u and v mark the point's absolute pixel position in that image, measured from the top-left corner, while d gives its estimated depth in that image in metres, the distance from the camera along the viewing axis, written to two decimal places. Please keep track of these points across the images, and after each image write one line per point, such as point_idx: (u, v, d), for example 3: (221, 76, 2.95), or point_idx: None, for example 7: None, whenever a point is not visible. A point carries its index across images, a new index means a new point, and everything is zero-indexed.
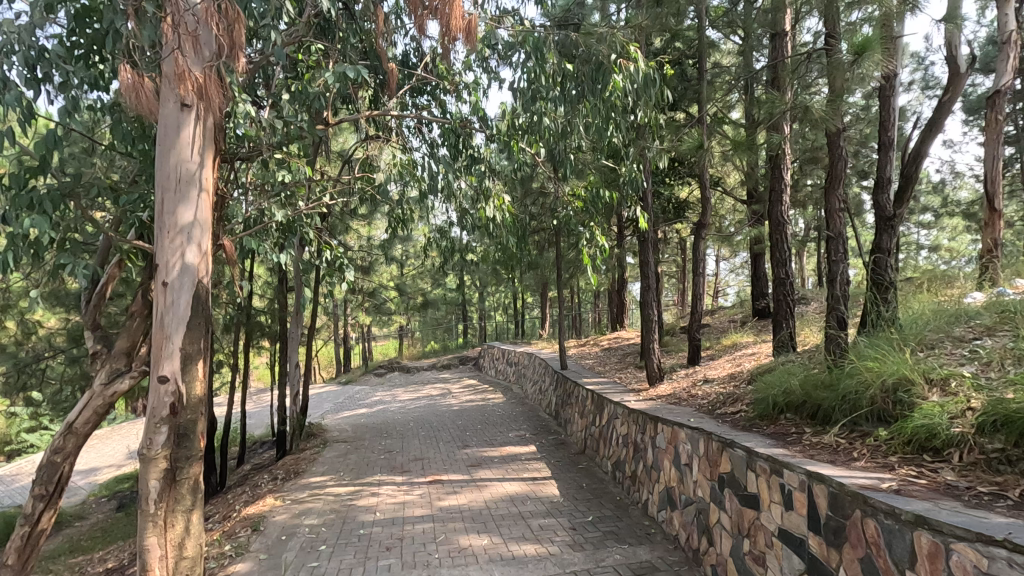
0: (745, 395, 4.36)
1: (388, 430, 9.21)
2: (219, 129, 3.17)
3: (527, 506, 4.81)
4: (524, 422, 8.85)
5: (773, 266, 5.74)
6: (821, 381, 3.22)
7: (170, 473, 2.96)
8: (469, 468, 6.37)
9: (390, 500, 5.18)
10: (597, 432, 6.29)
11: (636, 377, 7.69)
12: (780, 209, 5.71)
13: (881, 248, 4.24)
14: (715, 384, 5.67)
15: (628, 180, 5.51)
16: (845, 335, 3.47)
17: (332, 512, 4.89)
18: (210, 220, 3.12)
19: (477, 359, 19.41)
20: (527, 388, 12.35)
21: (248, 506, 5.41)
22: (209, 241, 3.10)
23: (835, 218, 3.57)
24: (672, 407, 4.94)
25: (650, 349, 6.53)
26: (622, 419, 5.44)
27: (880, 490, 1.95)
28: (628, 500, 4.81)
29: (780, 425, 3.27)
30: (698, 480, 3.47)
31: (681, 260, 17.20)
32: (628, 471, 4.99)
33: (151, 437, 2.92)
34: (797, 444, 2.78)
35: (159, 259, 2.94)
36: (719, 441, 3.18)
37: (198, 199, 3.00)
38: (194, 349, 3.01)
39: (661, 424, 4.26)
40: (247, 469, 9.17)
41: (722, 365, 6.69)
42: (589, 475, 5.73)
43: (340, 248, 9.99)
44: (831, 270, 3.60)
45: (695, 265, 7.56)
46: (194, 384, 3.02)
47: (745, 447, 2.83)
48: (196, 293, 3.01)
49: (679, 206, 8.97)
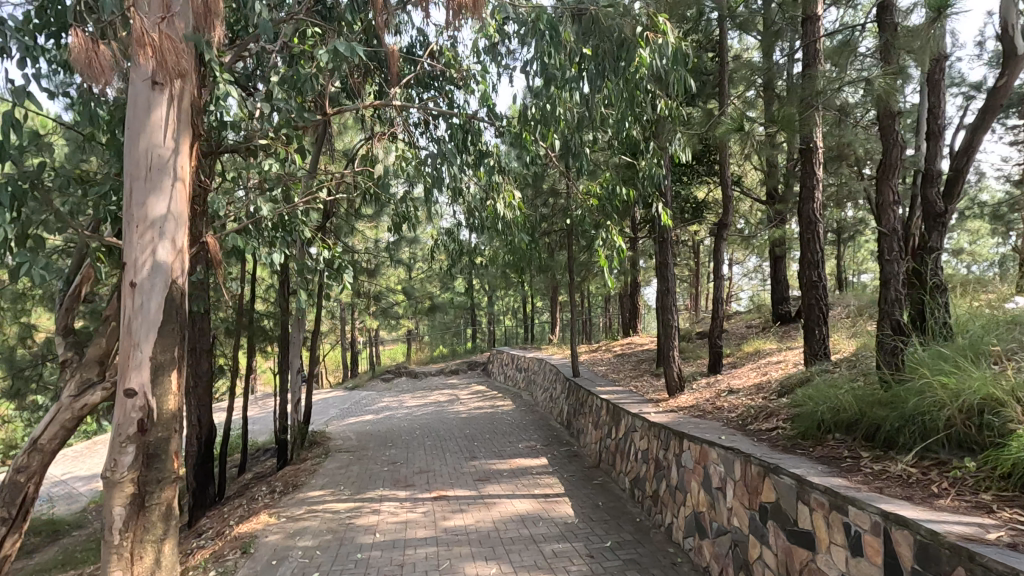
0: (781, 410, 3.96)
1: (393, 438, 8.88)
2: (197, 112, 2.84)
3: (539, 528, 4.43)
4: (535, 432, 8.46)
5: (804, 268, 5.30)
6: (879, 397, 2.83)
7: (138, 499, 2.62)
8: (477, 482, 6.00)
9: (392, 519, 4.82)
10: (614, 446, 5.90)
11: (653, 386, 7.29)
12: (811, 207, 5.30)
13: (930, 246, 3.81)
14: (742, 396, 5.27)
15: (647, 176, 5.14)
16: (902, 343, 3.08)
17: (329, 533, 4.54)
18: (187, 213, 2.78)
19: (485, 365, 19.05)
20: (537, 395, 11.97)
21: (242, 523, 5.08)
22: (185, 237, 2.77)
23: (887, 211, 3.19)
24: (697, 421, 4.54)
25: (670, 357, 6.13)
26: (641, 433, 5.05)
27: (988, 543, 1.56)
28: (649, 522, 4.43)
29: (829, 446, 2.87)
30: (732, 508, 3.08)
31: (695, 263, 16.77)
32: (648, 489, 4.60)
33: (116, 458, 2.59)
34: (857, 473, 2.38)
35: (127, 257, 2.61)
36: (760, 465, 2.79)
37: (172, 189, 2.67)
38: (167, 359, 2.67)
39: (687, 440, 3.87)
40: (248, 479, 8.86)
41: (747, 374, 6.28)
42: (606, 492, 5.33)
43: (345, 250, 9.69)
44: (883, 269, 3.20)
45: (715, 268, 7.16)
46: (167, 398, 2.68)
47: (794, 475, 2.44)
48: (170, 295, 2.68)
49: (697, 206, 8.56)
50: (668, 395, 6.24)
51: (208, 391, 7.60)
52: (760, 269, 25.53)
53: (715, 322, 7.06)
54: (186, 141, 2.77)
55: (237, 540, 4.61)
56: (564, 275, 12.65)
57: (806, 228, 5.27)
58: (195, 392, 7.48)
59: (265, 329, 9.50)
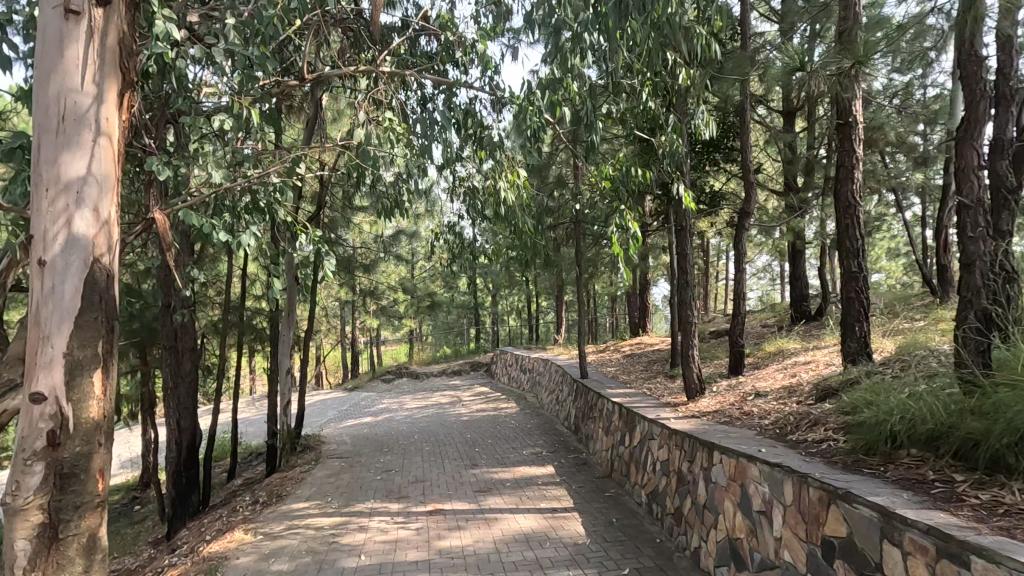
0: (827, 418, 3.42)
1: (390, 443, 8.37)
2: (131, 57, 2.42)
3: (545, 551, 3.91)
4: (540, 438, 7.93)
5: (842, 257, 4.69)
6: (970, 406, 2.35)
7: (49, 531, 2.12)
8: (477, 493, 5.46)
9: (380, 538, 4.30)
10: (628, 454, 5.36)
11: (670, 389, 6.74)
12: (849, 188, 4.71)
13: (1001, 228, 3.28)
14: (772, 400, 4.72)
15: (668, 152, 4.58)
16: (990, 340, 2.61)
17: (308, 554, 4.02)
18: (116, 178, 2.35)
19: (488, 366, 18.53)
20: (542, 397, 11.44)
21: (215, 542, 4.59)
22: (113, 207, 2.33)
23: (967, 179, 2.70)
24: (727, 429, 4.00)
25: (689, 357, 5.60)
26: (660, 442, 4.50)
27: None
28: (671, 544, 3.90)
29: (904, 466, 2.34)
30: (782, 538, 2.55)
31: (707, 261, 16.22)
32: (670, 506, 4.07)
33: (21, 479, 2.11)
34: (962, 505, 1.85)
35: (36, 228, 2.17)
36: (821, 489, 2.26)
37: (94, 145, 2.24)
38: (87, 356, 2.20)
39: (718, 452, 3.35)
40: (237, 486, 8.35)
41: (773, 376, 5.73)
42: (621, 507, 4.80)
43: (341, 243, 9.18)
44: (961, 251, 2.72)
45: (737, 261, 6.61)
46: (86, 406, 2.20)
47: (878, 507, 1.91)
48: (91, 277, 2.22)
49: (714, 195, 7.99)
50: (686, 398, 5.70)
51: (192, 393, 7.13)
52: (769, 268, 24.97)
53: (736, 319, 6.50)
54: (115, 90, 2.34)
55: (205, 561, 4.09)
56: (570, 271, 12.11)
57: (844, 213, 4.72)
58: (176, 394, 6.99)
59: (255, 326, 9.01)
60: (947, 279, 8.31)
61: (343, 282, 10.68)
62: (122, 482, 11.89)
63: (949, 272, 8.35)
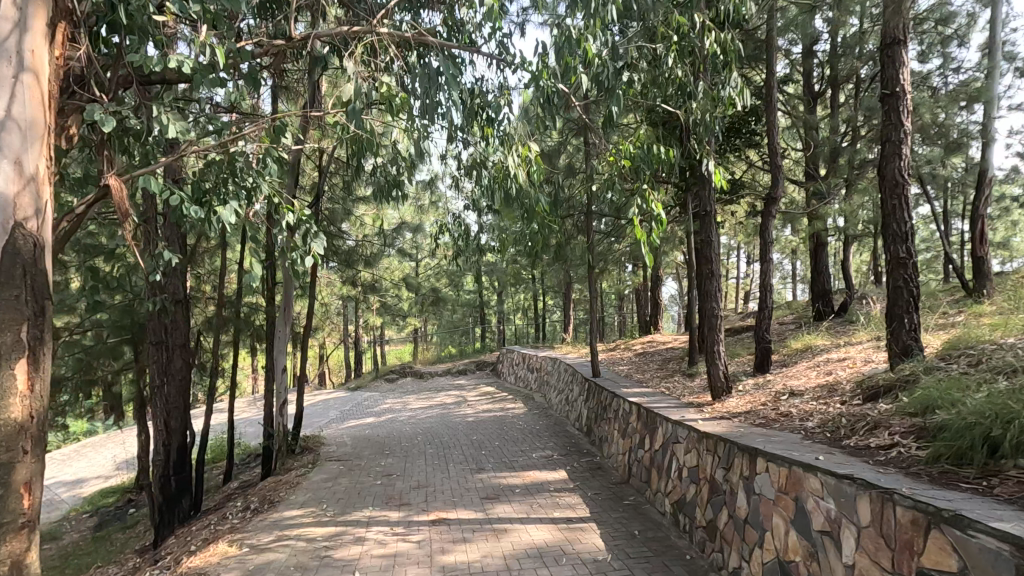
0: (887, 420, 2.98)
1: (392, 445, 7.96)
2: (57, 13, 2.49)
3: (562, 568, 3.48)
4: (550, 440, 7.50)
5: (889, 242, 4.22)
6: None
7: None
8: (484, 500, 5.04)
9: (377, 552, 3.88)
10: (649, 459, 4.93)
11: (690, 389, 6.30)
12: (896, 165, 4.23)
13: None
14: (810, 401, 4.27)
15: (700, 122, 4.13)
16: None
17: (296, 571, 3.60)
18: (40, 131, 2.38)
19: (494, 365, 18.10)
20: (551, 397, 11.00)
21: (195, 555, 4.19)
22: (39, 162, 2.37)
23: None
24: (767, 432, 3.56)
25: (714, 353, 5.15)
26: (688, 446, 4.06)
27: None
28: (704, 562, 3.46)
29: (1013, 480, 1.93)
30: (856, 565, 2.12)
31: None
32: (702, 520, 3.62)
33: None
34: None
35: None
36: (915, 509, 1.83)
37: (22, 92, 2.27)
38: (7, 343, 2.17)
39: (764, 459, 2.91)
40: (231, 491, 7.96)
41: (806, 374, 5.28)
42: (642, 518, 4.37)
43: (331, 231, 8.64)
44: None
45: (764, 250, 6.14)
46: (8, 402, 2.15)
47: (1013, 539, 1.48)
48: (13, 245, 2.21)
49: (735, 182, 7.54)
50: (711, 398, 5.26)
51: (183, 392, 6.80)
52: (780, 265, 24.44)
53: (761, 314, 6.05)
54: (42, 42, 2.39)
55: None
56: (580, 266, 11.67)
57: (891, 191, 4.23)
58: (163, 393, 6.62)
59: (251, 322, 8.62)
60: (984, 272, 7.79)
61: (344, 276, 10.30)
62: (117, 484, 11.56)
63: (985, 264, 7.83)
